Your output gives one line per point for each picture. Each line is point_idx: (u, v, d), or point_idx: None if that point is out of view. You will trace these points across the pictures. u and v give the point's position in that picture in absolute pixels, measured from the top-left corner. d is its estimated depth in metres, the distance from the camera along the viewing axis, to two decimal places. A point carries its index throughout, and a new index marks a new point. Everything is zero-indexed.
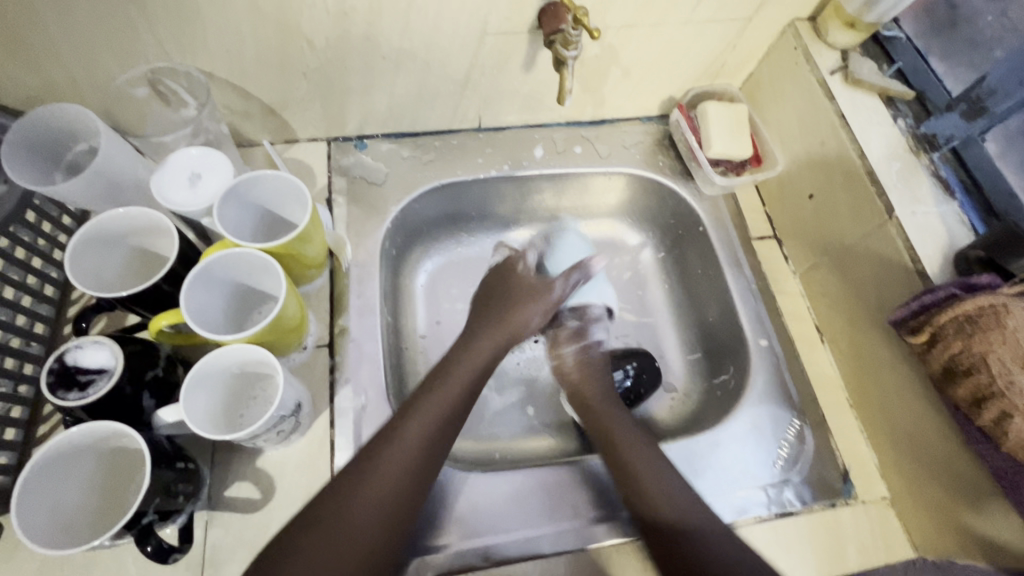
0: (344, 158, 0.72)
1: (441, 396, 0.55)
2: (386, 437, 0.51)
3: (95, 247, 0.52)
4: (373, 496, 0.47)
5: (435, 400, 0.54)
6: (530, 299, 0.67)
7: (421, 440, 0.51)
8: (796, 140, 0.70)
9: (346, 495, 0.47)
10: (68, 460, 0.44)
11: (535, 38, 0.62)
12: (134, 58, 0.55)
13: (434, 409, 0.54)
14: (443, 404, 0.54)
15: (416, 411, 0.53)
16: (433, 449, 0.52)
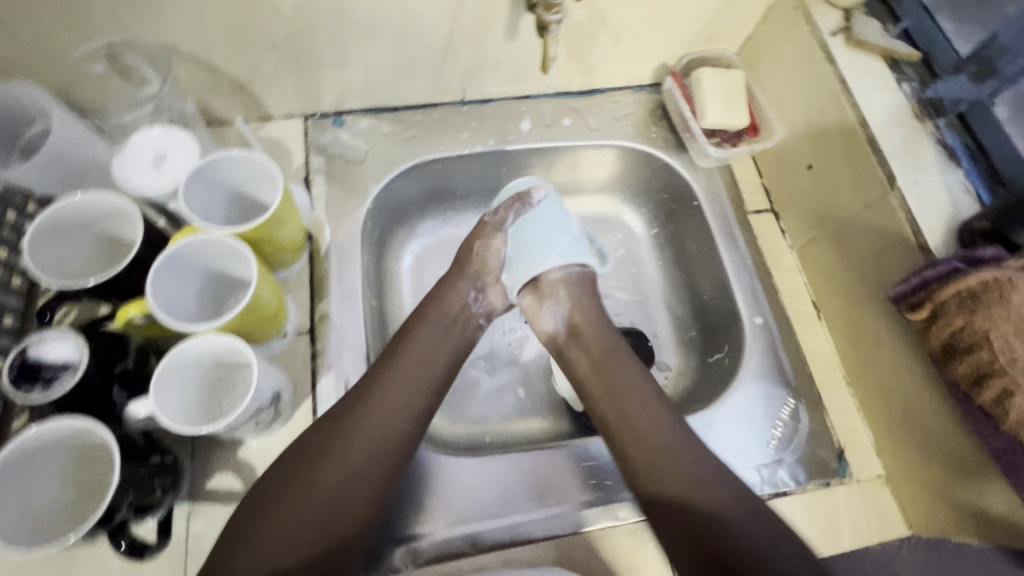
0: (321, 136, 0.69)
1: (391, 376, 0.53)
2: (345, 417, 0.50)
3: (54, 234, 0.49)
4: (337, 468, 0.48)
5: (395, 380, 0.53)
6: (474, 272, 0.61)
7: (376, 420, 0.51)
8: (795, 108, 0.67)
9: (295, 480, 0.47)
10: (34, 456, 0.42)
11: (516, 2, 0.58)
12: (86, 31, 0.51)
13: (399, 385, 0.53)
14: (404, 385, 0.53)
15: (381, 386, 0.52)
16: (396, 427, 0.51)
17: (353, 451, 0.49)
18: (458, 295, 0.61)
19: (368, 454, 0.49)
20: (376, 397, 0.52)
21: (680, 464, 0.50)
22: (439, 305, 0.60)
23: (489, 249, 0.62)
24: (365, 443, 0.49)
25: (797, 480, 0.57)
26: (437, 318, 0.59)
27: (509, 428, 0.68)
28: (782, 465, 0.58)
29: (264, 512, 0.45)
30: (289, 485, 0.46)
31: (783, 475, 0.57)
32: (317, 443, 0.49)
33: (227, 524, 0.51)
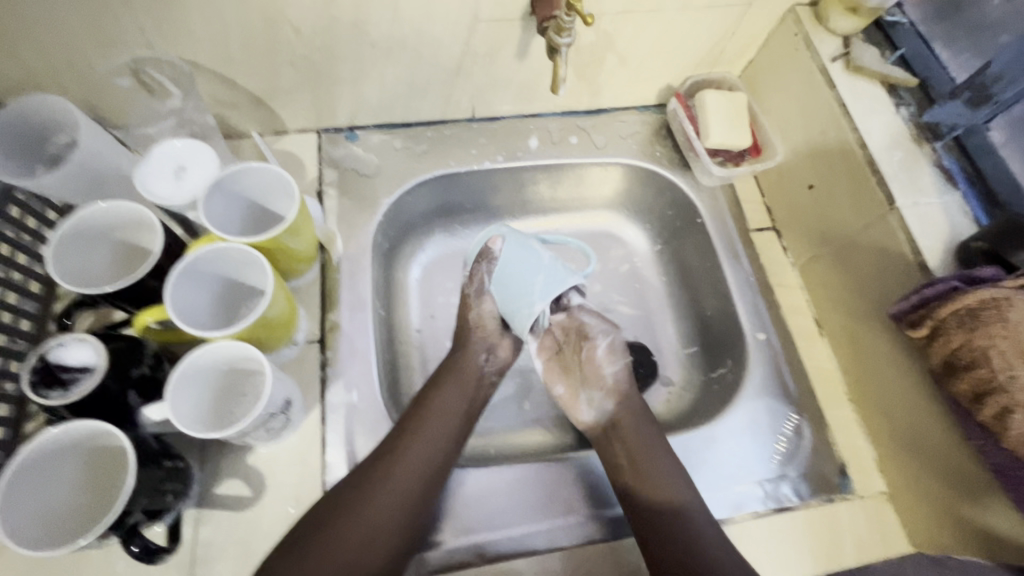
0: (335, 150, 0.71)
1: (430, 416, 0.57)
2: (386, 461, 0.53)
3: (75, 241, 0.51)
4: (379, 508, 0.50)
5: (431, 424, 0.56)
6: (496, 328, 0.65)
7: (413, 461, 0.53)
8: (796, 130, 0.69)
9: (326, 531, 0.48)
10: (53, 458, 0.43)
11: (528, 25, 0.61)
12: (114, 46, 0.53)
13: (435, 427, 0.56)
14: (440, 429, 0.57)
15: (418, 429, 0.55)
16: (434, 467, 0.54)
17: (384, 502, 0.51)
18: (477, 352, 0.63)
19: (398, 505, 0.51)
20: (406, 447, 0.54)
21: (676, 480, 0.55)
22: (462, 365, 0.62)
23: (483, 310, 0.64)
24: (396, 494, 0.51)
25: (801, 495, 0.58)
26: (461, 379, 0.61)
27: (513, 440, 0.69)
28: (784, 480, 0.58)
29: (296, 562, 0.46)
30: (320, 537, 0.48)
31: (786, 490, 0.58)
32: (365, 481, 0.51)
33: (234, 531, 0.51)
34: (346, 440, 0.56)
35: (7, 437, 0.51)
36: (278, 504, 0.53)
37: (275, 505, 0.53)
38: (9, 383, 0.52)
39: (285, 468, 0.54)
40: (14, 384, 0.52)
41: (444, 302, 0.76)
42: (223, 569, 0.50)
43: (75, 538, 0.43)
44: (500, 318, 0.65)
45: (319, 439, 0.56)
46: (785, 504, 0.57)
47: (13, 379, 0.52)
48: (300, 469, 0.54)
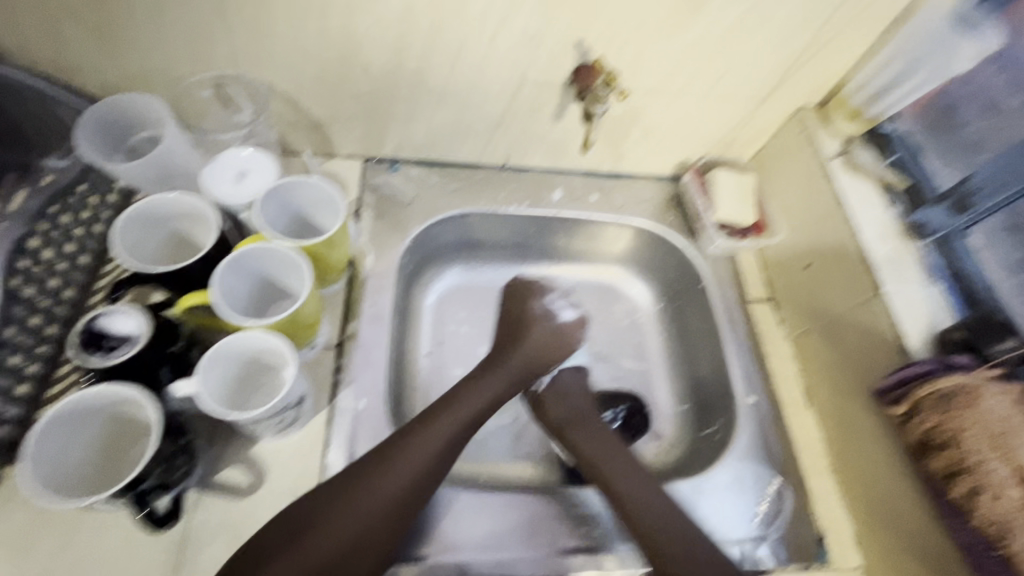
0: (376, 177, 0.77)
1: (454, 411, 0.59)
2: (402, 445, 0.54)
3: (141, 224, 0.56)
4: (385, 491, 0.51)
5: (451, 418, 0.58)
6: (529, 353, 0.67)
7: (426, 451, 0.54)
8: (798, 213, 0.75)
9: (346, 500, 0.50)
10: (85, 414, 0.46)
11: (567, 92, 0.69)
12: (205, 62, 0.61)
13: (452, 419, 0.58)
14: (459, 422, 0.58)
15: (436, 420, 0.57)
16: (444, 454, 0.55)
17: (400, 478, 0.52)
18: (496, 378, 0.64)
19: (400, 494, 0.52)
20: (426, 433, 0.55)
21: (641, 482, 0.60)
22: (483, 383, 0.63)
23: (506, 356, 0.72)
24: (413, 470, 0.53)
25: (777, 558, 0.59)
26: (478, 393, 0.61)
27: (503, 472, 0.71)
28: (762, 541, 0.60)
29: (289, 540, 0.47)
30: (338, 504, 0.49)
31: (763, 551, 0.60)
32: (377, 462, 0.52)
33: (227, 517, 0.53)
34: (348, 445, 0.58)
35: (30, 396, 0.53)
36: (275, 498, 0.55)
37: (271, 499, 0.54)
38: (43, 345, 0.55)
39: (286, 463, 0.56)
40: (47, 347, 0.55)
41: (453, 331, 0.81)
42: (212, 556, 0.51)
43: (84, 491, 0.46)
44: (537, 351, 0.68)
45: (323, 440, 0.58)
46: (761, 566, 0.59)
47: (47, 342, 0.55)
48: (300, 467, 0.56)
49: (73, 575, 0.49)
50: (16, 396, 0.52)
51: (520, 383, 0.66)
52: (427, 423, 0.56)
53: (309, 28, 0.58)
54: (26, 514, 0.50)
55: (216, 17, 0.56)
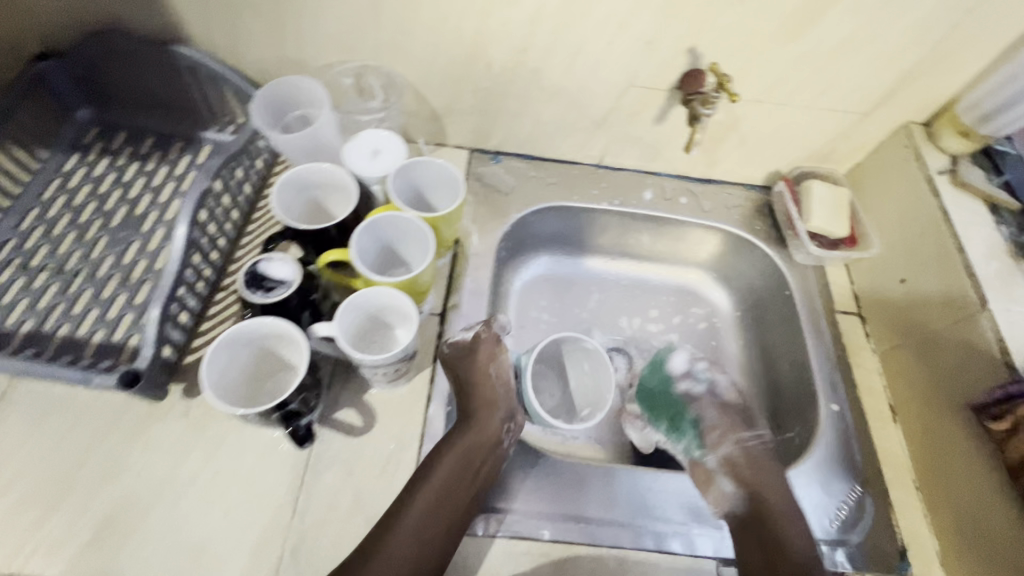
0: (481, 167, 0.84)
1: (441, 471, 0.56)
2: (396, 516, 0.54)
3: (293, 188, 0.64)
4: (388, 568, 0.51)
5: (438, 480, 0.56)
6: (483, 403, 0.60)
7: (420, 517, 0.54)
8: (895, 228, 0.75)
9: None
10: (248, 339, 0.54)
11: (672, 96, 0.72)
12: (353, 53, 0.69)
13: (442, 480, 0.56)
14: (448, 483, 0.56)
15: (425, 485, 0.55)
16: (438, 517, 0.54)
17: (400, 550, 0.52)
18: (473, 430, 0.58)
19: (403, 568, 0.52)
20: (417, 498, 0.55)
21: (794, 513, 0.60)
22: (462, 436, 0.58)
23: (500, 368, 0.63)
24: (410, 541, 0.53)
25: (855, 563, 0.60)
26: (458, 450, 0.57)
27: (578, 452, 0.74)
28: (839, 546, 0.61)
29: None
30: None
31: (841, 555, 0.60)
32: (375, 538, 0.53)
33: (343, 451, 0.59)
34: (448, 402, 0.64)
35: (191, 324, 0.62)
36: (383, 440, 0.61)
37: (380, 440, 0.61)
38: (203, 284, 0.63)
39: (394, 411, 0.62)
40: (205, 286, 0.64)
41: (536, 316, 0.86)
42: (328, 482, 0.57)
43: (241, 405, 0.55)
44: (493, 392, 0.61)
45: (426, 395, 0.64)
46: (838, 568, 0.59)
47: (205, 283, 0.64)
48: (406, 416, 0.62)
49: (215, 481, 0.56)
50: (182, 323, 0.60)
51: (499, 416, 0.60)
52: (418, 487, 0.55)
53: (447, 26, 0.65)
54: (180, 426, 0.59)
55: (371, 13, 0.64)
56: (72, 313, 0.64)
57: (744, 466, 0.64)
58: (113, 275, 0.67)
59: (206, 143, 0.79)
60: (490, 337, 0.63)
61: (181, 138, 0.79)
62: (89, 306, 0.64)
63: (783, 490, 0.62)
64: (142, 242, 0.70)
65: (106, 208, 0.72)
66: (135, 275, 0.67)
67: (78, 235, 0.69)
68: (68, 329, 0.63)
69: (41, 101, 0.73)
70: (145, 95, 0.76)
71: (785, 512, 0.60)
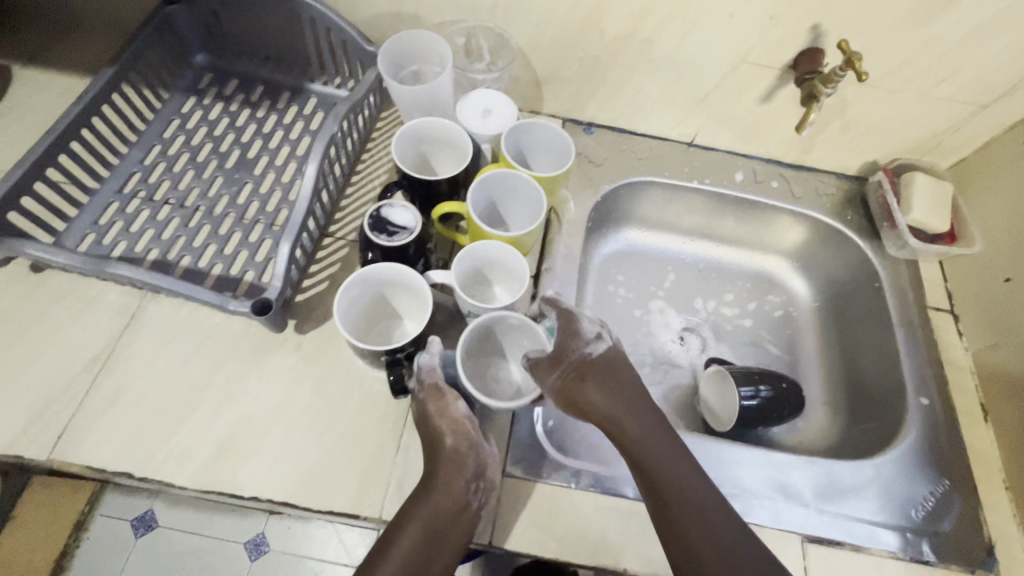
0: (573, 137, 0.84)
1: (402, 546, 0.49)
2: None
3: (409, 141, 0.66)
4: None
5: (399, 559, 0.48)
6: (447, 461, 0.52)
7: None
8: (1001, 226, 0.73)
9: None
10: (377, 282, 0.57)
11: (783, 76, 0.72)
12: (469, 13, 0.71)
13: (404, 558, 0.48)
14: (413, 559, 0.48)
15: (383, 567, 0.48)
16: None
17: None
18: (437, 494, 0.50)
19: None
20: None
21: (699, 513, 0.51)
22: (426, 503, 0.50)
23: (450, 413, 0.53)
24: None
25: (941, 554, 0.60)
26: (421, 519, 0.50)
27: None
28: (926, 536, 0.61)
29: None
30: None
31: (926, 545, 0.60)
32: None
33: None
34: None
35: (303, 265, 0.65)
36: None
37: None
38: (315, 227, 0.66)
39: None
40: (317, 229, 0.67)
41: (614, 290, 0.87)
42: None
43: (362, 340, 0.58)
44: (455, 445, 0.52)
45: None
46: (922, 557, 0.60)
47: (318, 226, 0.67)
48: None
49: (324, 413, 0.59)
50: (297, 262, 0.63)
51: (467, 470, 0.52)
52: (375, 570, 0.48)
53: None
54: (292, 360, 0.62)
55: None
56: (193, 246, 0.67)
57: (591, 391, 0.56)
58: (229, 213, 0.70)
59: (312, 95, 0.81)
60: (431, 390, 0.54)
61: (289, 89, 0.81)
62: (208, 240, 0.68)
63: (679, 465, 0.54)
64: (254, 184, 0.73)
65: (220, 150, 0.75)
66: (248, 215, 0.70)
67: (197, 173, 0.73)
68: (190, 261, 0.66)
69: (166, 43, 0.76)
70: (259, 43, 0.79)
71: (705, 522, 0.51)
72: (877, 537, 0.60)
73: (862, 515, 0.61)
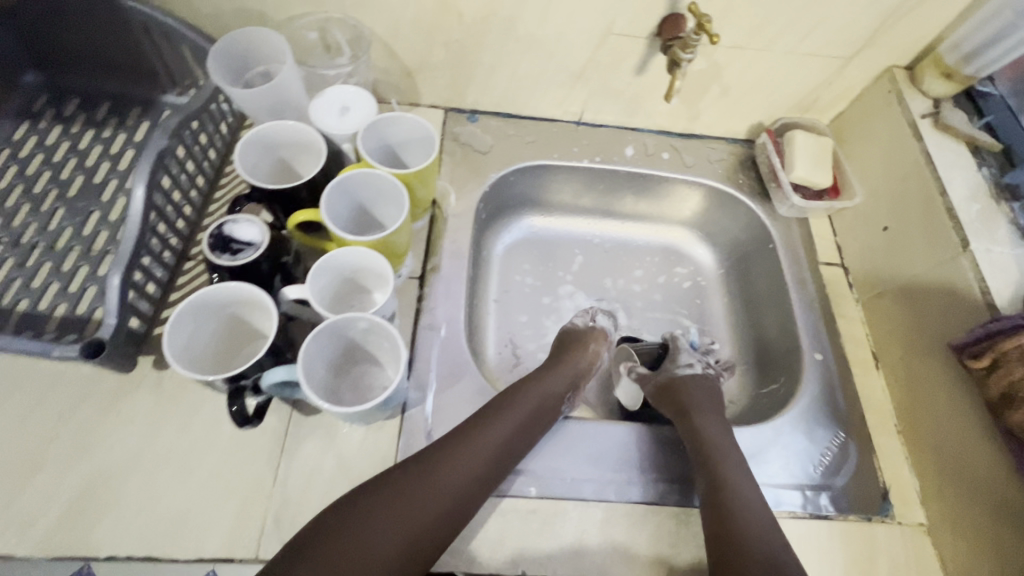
0: (456, 126, 0.81)
1: (514, 411, 0.57)
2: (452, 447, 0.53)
3: (257, 149, 0.61)
4: (426, 494, 0.50)
5: (505, 422, 0.56)
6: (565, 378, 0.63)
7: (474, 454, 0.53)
8: (877, 176, 0.74)
9: (366, 515, 0.47)
10: (216, 305, 0.52)
11: (651, 45, 0.70)
12: (316, 5, 0.66)
13: (512, 419, 0.56)
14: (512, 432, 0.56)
15: (492, 420, 0.56)
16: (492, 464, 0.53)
17: (446, 478, 0.51)
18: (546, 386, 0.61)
19: (442, 503, 0.50)
20: (481, 429, 0.55)
21: (738, 469, 0.57)
22: (537, 387, 0.61)
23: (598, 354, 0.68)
24: (455, 479, 0.51)
25: (839, 507, 0.60)
26: (531, 398, 0.59)
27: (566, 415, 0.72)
28: (824, 491, 0.61)
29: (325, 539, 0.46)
30: (358, 516, 0.47)
31: (825, 499, 0.61)
32: (409, 473, 0.51)
33: (321, 418, 0.57)
34: (429, 365, 0.63)
35: (157, 296, 0.60)
36: None
37: None
38: (168, 253, 0.61)
39: None
40: (171, 255, 0.62)
41: (520, 279, 0.84)
42: (309, 449, 0.56)
43: (227, 369, 0.54)
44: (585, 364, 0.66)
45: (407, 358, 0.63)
46: (822, 512, 0.60)
47: (172, 251, 0.62)
48: None
49: (192, 453, 0.55)
50: (147, 294, 0.58)
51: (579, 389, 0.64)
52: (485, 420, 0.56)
53: None
54: (151, 399, 0.57)
55: None
56: (31, 288, 0.61)
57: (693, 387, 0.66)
58: (73, 246, 0.64)
59: (166, 108, 0.75)
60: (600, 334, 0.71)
61: (140, 103, 0.75)
62: (48, 279, 0.61)
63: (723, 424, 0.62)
64: (102, 211, 0.66)
65: (61, 178, 0.68)
66: (97, 246, 0.64)
67: (34, 207, 0.66)
68: (28, 304, 0.60)
69: None
70: (93, 56, 0.71)
71: (725, 451, 0.58)
72: (778, 498, 0.60)
73: (763, 478, 0.61)
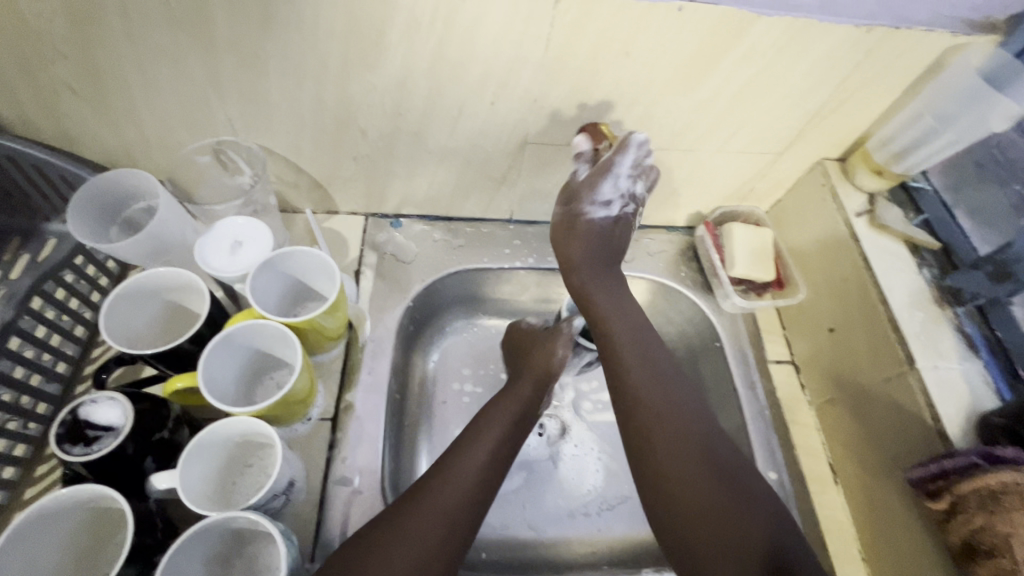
0: (378, 234, 0.76)
1: (509, 403, 0.63)
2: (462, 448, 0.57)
3: (129, 304, 0.54)
4: (452, 489, 0.53)
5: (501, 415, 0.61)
6: (536, 374, 0.66)
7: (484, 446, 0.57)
8: (819, 271, 0.70)
9: (404, 514, 0.50)
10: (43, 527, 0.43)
11: (572, 151, 0.66)
12: (203, 131, 0.60)
13: (506, 412, 0.62)
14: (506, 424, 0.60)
15: (491, 416, 0.61)
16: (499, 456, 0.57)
17: (466, 469, 0.55)
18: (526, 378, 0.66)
19: (466, 493, 0.53)
20: (486, 424, 0.60)
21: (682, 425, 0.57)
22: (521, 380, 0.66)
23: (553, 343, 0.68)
24: (472, 469, 0.55)
25: None
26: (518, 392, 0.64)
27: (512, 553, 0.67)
28: None
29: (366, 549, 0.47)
30: (394, 521, 0.49)
31: None
32: (431, 476, 0.54)
33: None
34: (341, 530, 0.56)
35: (16, 478, 0.54)
36: None
37: None
38: (33, 424, 0.55)
39: None
40: (37, 426, 0.56)
41: (458, 389, 0.77)
42: None
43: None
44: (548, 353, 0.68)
45: (314, 523, 0.56)
46: None
47: (37, 421, 0.56)
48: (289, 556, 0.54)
49: None
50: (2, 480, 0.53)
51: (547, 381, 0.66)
52: (486, 415, 0.61)
53: (306, 96, 0.57)
54: None
55: (212, 88, 0.55)
56: None
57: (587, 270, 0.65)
58: None
59: None
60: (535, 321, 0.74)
61: None
62: None
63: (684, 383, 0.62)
64: None
65: None
66: None
67: None
68: None
69: None
70: None
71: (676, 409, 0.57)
72: None
73: None
